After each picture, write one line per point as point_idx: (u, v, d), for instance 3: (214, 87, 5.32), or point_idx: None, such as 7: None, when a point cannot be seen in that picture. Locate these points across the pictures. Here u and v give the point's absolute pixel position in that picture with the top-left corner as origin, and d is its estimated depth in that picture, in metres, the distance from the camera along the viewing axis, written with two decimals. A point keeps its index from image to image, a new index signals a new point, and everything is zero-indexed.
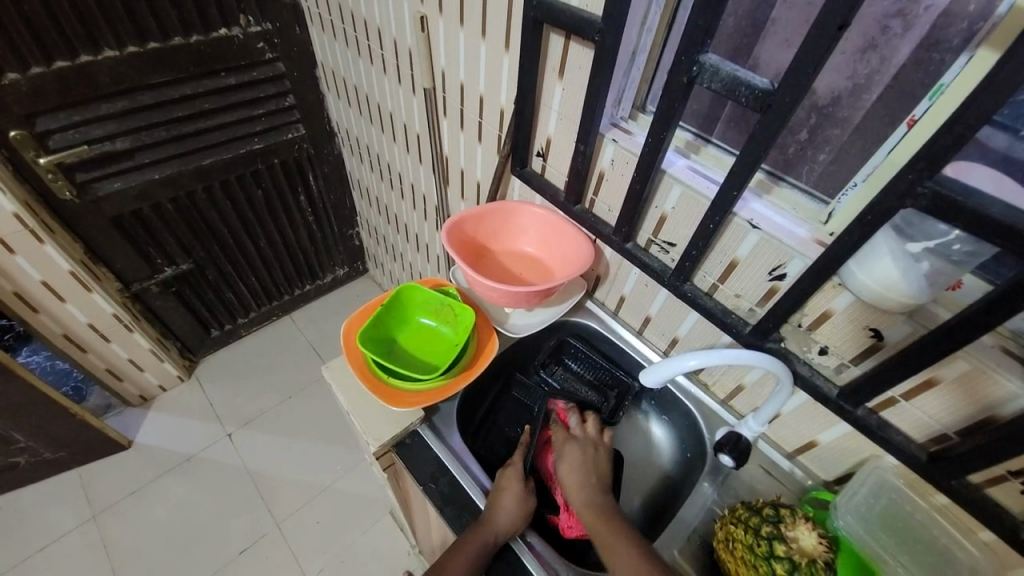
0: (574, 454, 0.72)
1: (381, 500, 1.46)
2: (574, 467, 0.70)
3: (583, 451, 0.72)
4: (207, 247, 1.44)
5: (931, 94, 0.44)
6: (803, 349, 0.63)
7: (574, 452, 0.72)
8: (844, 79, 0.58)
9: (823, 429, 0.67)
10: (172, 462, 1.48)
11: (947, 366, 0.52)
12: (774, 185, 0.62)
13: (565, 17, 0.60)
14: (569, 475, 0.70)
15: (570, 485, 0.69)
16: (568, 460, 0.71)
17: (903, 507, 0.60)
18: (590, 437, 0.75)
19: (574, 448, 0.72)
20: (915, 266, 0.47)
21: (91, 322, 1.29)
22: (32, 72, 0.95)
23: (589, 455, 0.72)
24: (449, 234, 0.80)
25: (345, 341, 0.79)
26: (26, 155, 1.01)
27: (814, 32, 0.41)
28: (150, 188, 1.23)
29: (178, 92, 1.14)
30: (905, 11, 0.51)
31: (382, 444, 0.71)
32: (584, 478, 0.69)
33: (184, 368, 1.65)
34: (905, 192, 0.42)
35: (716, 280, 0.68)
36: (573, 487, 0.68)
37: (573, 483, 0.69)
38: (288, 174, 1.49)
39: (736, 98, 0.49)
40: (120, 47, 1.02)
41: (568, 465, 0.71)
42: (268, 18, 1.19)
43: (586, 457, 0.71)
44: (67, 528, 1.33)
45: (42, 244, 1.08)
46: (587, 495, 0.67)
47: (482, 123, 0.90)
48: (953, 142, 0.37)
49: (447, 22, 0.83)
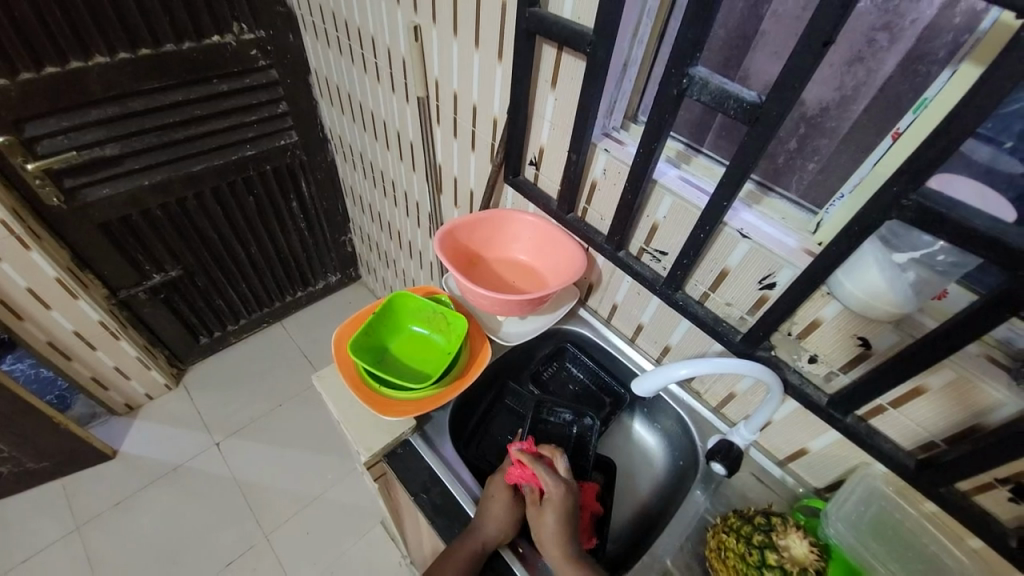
0: (554, 512, 0.62)
1: (372, 509, 1.44)
2: (557, 523, 0.61)
3: (565, 505, 0.62)
4: (197, 253, 1.43)
5: (915, 108, 0.45)
6: (794, 358, 0.63)
7: (557, 506, 0.62)
8: (832, 91, 0.61)
9: (813, 437, 0.67)
10: (159, 472, 1.45)
11: (934, 375, 0.53)
12: (764, 195, 0.62)
13: (556, 29, 0.61)
14: (551, 536, 0.61)
15: (553, 544, 0.61)
16: (548, 520, 0.62)
17: (893, 514, 0.61)
18: (571, 483, 0.65)
19: (557, 504, 0.62)
20: (901, 276, 0.47)
21: (77, 330, 1.27)
22: (22, 79, 0.94)
23: (572, 508, 0.63)
24: (442, 241, 0.80)
25: (338, 349, 0.79)
26: (13, 161, 1.00)
27: (800, 48, 0.42)
28: (139, 195, 1.21)
29: (169, 98, 1.13)
30: (891, 25, 0.55)
31: (374, 453, 0.70)
32: (566, 534, 0.61)
33: (171, 376, 1.62)
34: (889, 205, 0.43)
35: (708, 289, 0.69)
36: (553, 546, 0.60)
37: (551, 542, 0.61)
38: (280, 180, 1.49)
39: (725, 110, 0.50)
40: (111, 54, 1.02)
41: (548, 524, 0.61)
42: (261, 25, 1.19)
43: (572, 510, 0.63)
44: (50, 540, 1.30)
45: (28, 250, 1.06)
46: (567, 554, 0.60)
47: (475, 132, 0.90)
48: (938, 155, 0.38)
49: (440, 32, 0.83)
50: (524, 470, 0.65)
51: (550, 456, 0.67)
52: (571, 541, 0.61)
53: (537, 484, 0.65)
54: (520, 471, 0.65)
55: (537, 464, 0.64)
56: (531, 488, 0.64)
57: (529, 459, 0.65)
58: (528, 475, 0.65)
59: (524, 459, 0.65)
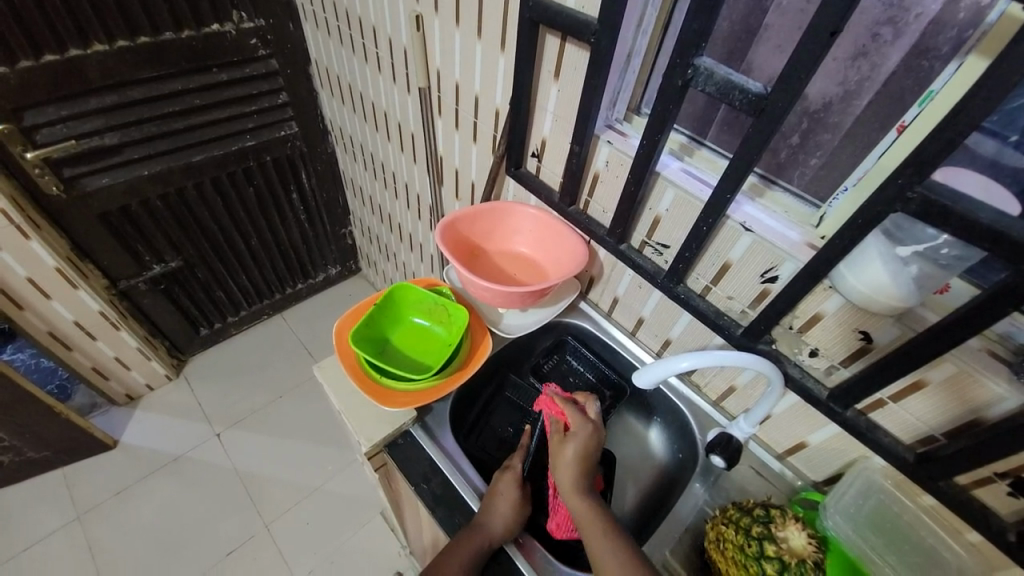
0: (574, 445, 0.67)
1: (372, 501, 1.45)
2: (574, 456, 0.66)
3: (589, 441, 0.67)
4: (197, 244, 1.42)
5: (921, 101, 0.45)
6: (795, 351, 0.64)
7: (579, 441, 0.67)
8: (836, 86, 0.62)
9: (812, 430, 0.67)
10: (159, 462, 1.46)
11: (934, 369, 0.53)
12: (767, 188, 0.61)
13: (560, 19, 0.60)
14: (566, 463, 0.66)
15: (566, 471, 0.65)
16: (568, 450, 0.67)
17: (891, 507, 0.61)
18: (599, 426, 0.70)
19: (582, 439, 0.67)
20: (904, 269, 0.47)
21: (77, 320, 1.26)
22: (20, 66, 0.93)
23: (595, 447, 0.68)
24: (443, 233, 0.79)
25: (338, 340, 0.79)
26: (12, 149, 0.99)
27: (806, 39, 0.41)
28: (138, 185, 1.21)
29: (168, 87, 1.12)
30: (896, 19, 0.56)
31: (375, 444, 0.70)
32: (582, 469, 0.66)
33: (171, 367, 1.62)
34: (893, 198, 0.42)
35: (709, 282, 0.68)
36: (565, 474, 0.65)
37: (566, 471, 0.65)
38: (280, 171, 1.48)
39: (729, 102, 0.49)
40: (110, 41, 1.01)
41: (567, 454, 0.67)
42: (261, 14, 1.17)
43: (594, 448, 0.68)
44: (52, 528, 1.31)
45: (27, 239, 1.06)
46: (577, 485, 0.64)
47: (477, 124, 0.90)
48: (942, 147, 0.38)
49: (443, 21, 0.82)
50: (553, 404, 0.72)
51: (583, 403, 0.73)
52: (586, 476, 0.65)
53: (565, 420, 0.70)
54: (550, 405, 0.72)
55: (567, 403, 0.71)
56: (558, 424, 0.70)
57: (560, 397, 0.72)
58: (557, 411, 0.71)
59: (554, 397, 0.73)
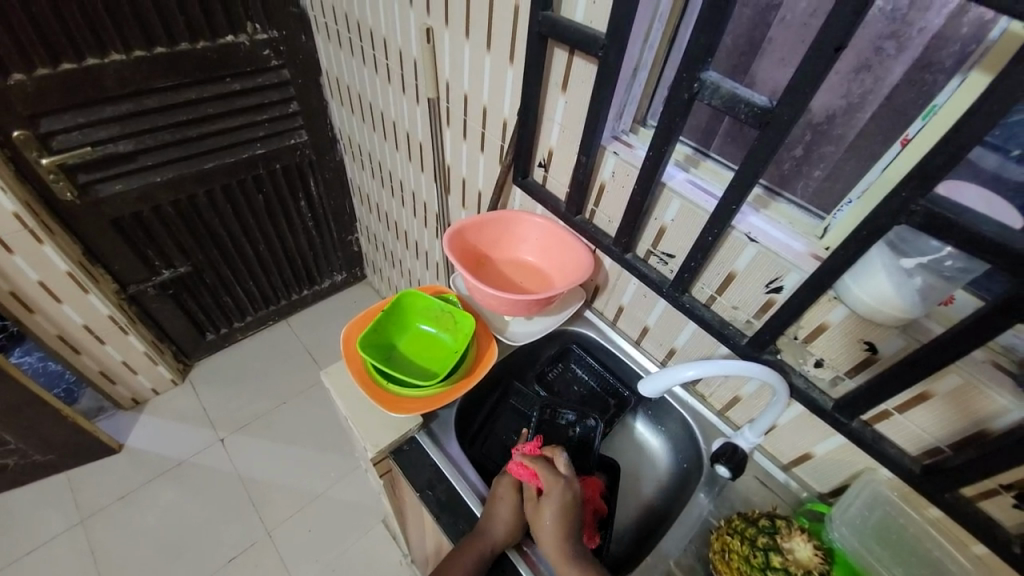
0: (552, 505, 0.63)
1: (375, 508, 1.44)
2: (554, 516, 0.63)
3: (565, 499, 0.64)
4: (205, 250, 1.44)
5: (924, 115, 0.45)
6: (799, 361, 0.64)
7: (555, 502, 0.64)
8: (839, 99, 0.61)
9: (818, 441, 0.67)
10: (164, 467, 1.46)
11: (941, 380, 0.53)
12: (772, 200, 0.62)
13: (569, 33, 0.61)
14: (548, 529, 0.62)
15: (550, 538, 0.61)
16: (547, 513, 0.63)
17: (896, 519, 0.61)
18: (573, 480, 0.67)
19: (557, 498, 0.64)
20: (909, 281, 0.48)
21: (86, 324, 1.28)
22: (38, 75, 0.96)
23: (571, 505, 0.64)
24: (451, 241, 0.80)
25: (346, 345, 0.79)
26: (29, 155, 1.01)
27: (811, 54, 0.42)
28: (150, 191, 1.23)
29: (181, 96, 1.15)
30: (899, 33, 0.54)
31: (380, 450, 0.71)
32: (564, 528, 0.62)
33: (177, 371, 1.64)
34: (897, 210, 0.43)
35: (714, 292, 0.69)
36: (550, 540, 0.61)
37: (550, 537, 0.61)
38: (289, 179, 1.50)
39: (736, 114, 0.50)
40: (127, 51, 1.03)
41: (547, 518, 0.63)
42: (274, 26, 1.20)
43: (571, 506, 0.64)
44: (55, 532, 1.31)
45: (40, 244, 1.08)
46: (564, 548, 0.60)
47: (485, 134, 0.91)
48: (945, 161, 0.38)
49: (453, 34, 0.84)
50: (525, 466, 0.68)
51: (552, 456, 0.70)
52: (571, 538, 0.62)
53: (537, 482, 0.67)
54: (522, 469, 0.69)
55: (537, 461, 0.68)
56: (532, 486, 0.67)
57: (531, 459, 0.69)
58: (530, 474, 0.68)
59: (524, 458, 0.69)
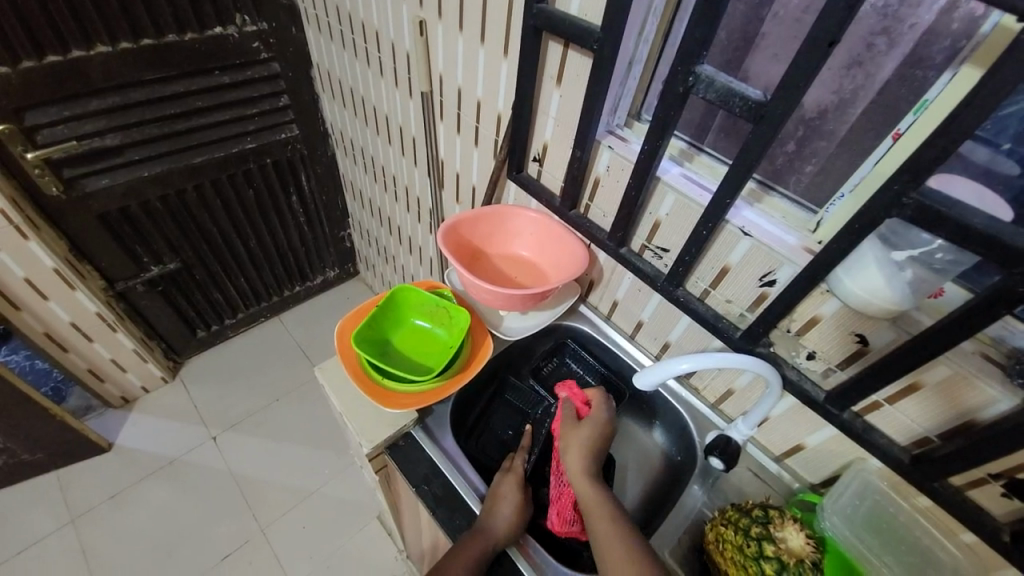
0: (586, 429, 0.71)
1: (369, 505, 1.44)
2: (587, 438, 0.70)
3: (603, 428, 0.72)
4: (195, 246, 1.42)
5: (916, 109, 0.46)
6: (792, 354, 0.65)
7: (593, 427, 0.71)
8: (830, 94, 0.59)
9: (809, 432, 0.68)
10: (155, 465, 1.44)
11: (929, 371, 0.54)
12: (765, 194, 0.63)
13: (564, 26, 0.61)
14: (576, 445, 0.69)
15: (576, 453, 0.69)
16: (581, 433, 0.71)
17: (887, 508, 0.62)
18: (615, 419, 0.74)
19: (597, 424, 0.72)
20: (899, 273, 0.48)
21: (73, 321, 1.26)
22: (21, 66, 0.93)
23: (605, 438, 0.72)
24: (445, 236, 0.80)
25: (340, 341, 0.79)
26: (12, 149, 0.99)
27: (804, 49, 0.42)
28: (139, 186, 1.21)
29: (170, 89, 1.13)
30: (890, 29, 0.53)
31: (376, 445, 0.71)
32: (593, 450, 0.69)
33: (168, 369, 1.62)
34: (890, 203, 0.43)
35: (709, 286, 0.70)
36: (574, 457, 0.68)
37: (574, 453, 0.69)
38: (280, 173, 1.48)
39: (730, 108, 0.51)
40: (112, 43, 1.01)
41: (577, 437, 0.70)
42: (264, 17, 1.18)
43: (605, 436, 0.71)
44: (45, 532, 1.29)
45: (26, 240, 1.06)
46: (587, 467, 0.67)
47: (479, 128, 0.91)
48: (938, 154, 0.39)
49: (446, 27, 0.83)
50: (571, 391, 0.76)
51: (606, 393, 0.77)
52: (594, 459, 0.69)
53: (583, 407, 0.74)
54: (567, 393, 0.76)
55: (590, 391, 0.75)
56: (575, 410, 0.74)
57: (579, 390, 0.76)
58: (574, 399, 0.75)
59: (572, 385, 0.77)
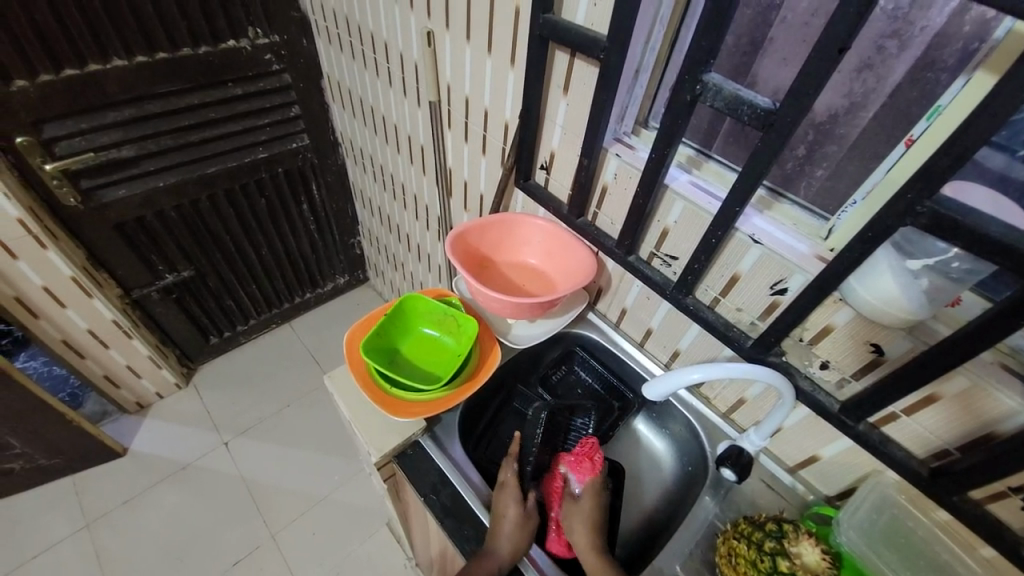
0: (586, 503, 0.71)
1: (379, 512, 1.44)
2: (585, 514, 0.69)
3: (596, 502, 0.71)
4: (208, 255, 1.45)
5: (929, 115, 0.45)
6: (805, 364, 0.64)
7: (586, 502, 0.71)
8: (841, 98, 0.58)
9: (824, 444, 0.67)
10: (168, 470, 1.46)
11: (948, 382, 0.52)
12: (776, 201, 0.62)
13: (570, 36, 0.61)
14: (576, 521, 0.69)
15: (578, 529, 0.68)
16: (576, 509, 0.70)
17: (905, 523, 0.60)
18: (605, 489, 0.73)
19: (590, 498, 0.71)
20: (915, 282, 0.47)
21: (90, 328, 1.28)
22: (41, 80, 0.96)
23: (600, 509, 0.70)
24: (454, 245, 0.80)
25: (349, 349, 0.79)
26: (32, 161, 1.02)
27: (814, 56, 0.42)
28: (155, 196, 1.23)
29: (185, 101, 1.16)
30: (900, 32, 0.52)
31: (384, 454, 0.71)
32: (592, 524, 0.68)
33: (181, 375, 1.64)
34: (903, 212, 0.43)
35: (719, 294, 0.69)
36: (579, 531, 0.68)
37: (578, 529, 0.68)
38: (292, 183, 1.50)
39: (739, 116, 0.50)
40: (129, 58, 1.04)
41: (575, 513, 0.70)
42: (276, 30, 1.21)
43: (599, 507, 0.70)
44: (60, 536, 1.32)
45: (45, 250, 1.08)
46: (591, 540, 0.66)
47: (487, 136, 0.91)
48: (952, 163, 0.38)
49: (453, 38, 0.84)
50: (589, 452, 0.74)
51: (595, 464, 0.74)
52: (598, 532, 0.68)
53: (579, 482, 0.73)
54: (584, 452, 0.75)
55: (588, 467, 0.73)
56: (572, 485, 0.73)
57: (596, 455, 0.74)
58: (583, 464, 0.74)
59: (595, 445, 0.75)
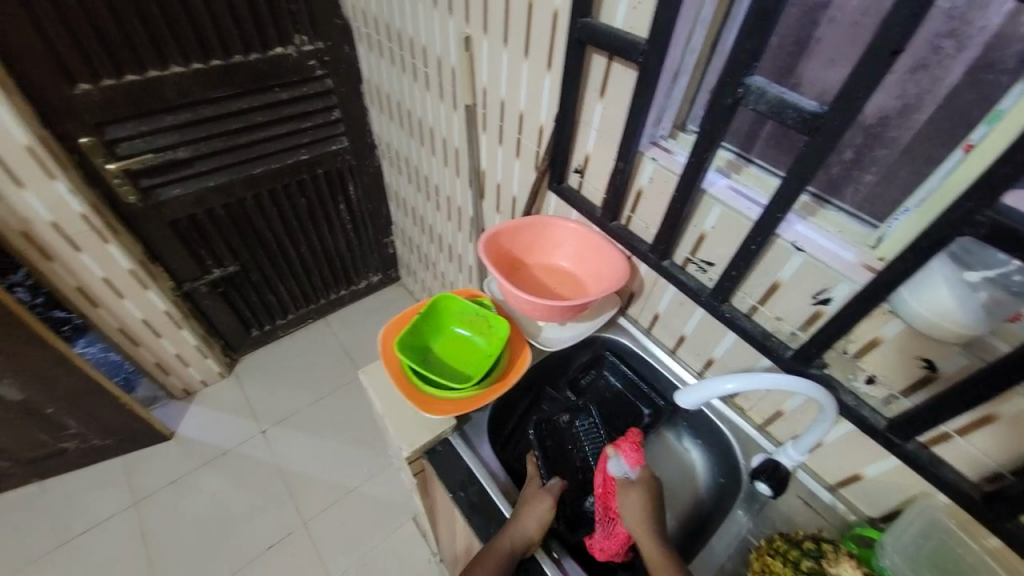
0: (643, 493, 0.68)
1: (404, 506, 1.47)
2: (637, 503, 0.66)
3: (649, 491, 0.68)
4: (253, 251, 1.52)
5: (990, 120, 0.42)
6: (848, 377, 0.61)
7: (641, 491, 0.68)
8: (893, 99, 0.54)
9: (869, 462, 0.64)
10: (210, 455, 1.54)
11: (1006, 403, 0.49)
12: (820, 208, 0.60)
13: (609, 40, 0.61)
14: (633, 511, 0.66)
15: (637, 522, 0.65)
16: (634, 500, 0.67)
17: (954, 549, 0.57)
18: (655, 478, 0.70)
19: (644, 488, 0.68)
20: (972, 295, 0.45)
21: (144, 318, 1.37)
22: (103, 84, 1.03)
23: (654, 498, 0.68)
24: (486, 246, 0.82)
25: (383, 346, 0.82)
26: (95, 160, 1.10)
27: (866, 59, 0.40)
28: (206, 195, 1.31)
29: (236, 105, 1.22)
30: (958, 32, 0.48)
31: (415, 449, 0.72)
32: (646, 513, 0.66)
33: (225, 365, 1.73)
34: (961, 220, 0.40)
35: (757, 302, 0.67)
36: (636, 522, 0.65)
37: (633, 519, 0.65)
38: (331, 183, 1.56)
39: (783, 120, 0.49)
40: (185, 64, 1.11)
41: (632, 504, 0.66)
42: (320, 37, 1.26)
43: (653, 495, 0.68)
44: (111, 512, 1.41)
45: (105, 243, 1.17)
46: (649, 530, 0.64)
47: (521, 139, 0.92)
48: (1014, 171, 0.36)
49: (491, 42, 0.86)
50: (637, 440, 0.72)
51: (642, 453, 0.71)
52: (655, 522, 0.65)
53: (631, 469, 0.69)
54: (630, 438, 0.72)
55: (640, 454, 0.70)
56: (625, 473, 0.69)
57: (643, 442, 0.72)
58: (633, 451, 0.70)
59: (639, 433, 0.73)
